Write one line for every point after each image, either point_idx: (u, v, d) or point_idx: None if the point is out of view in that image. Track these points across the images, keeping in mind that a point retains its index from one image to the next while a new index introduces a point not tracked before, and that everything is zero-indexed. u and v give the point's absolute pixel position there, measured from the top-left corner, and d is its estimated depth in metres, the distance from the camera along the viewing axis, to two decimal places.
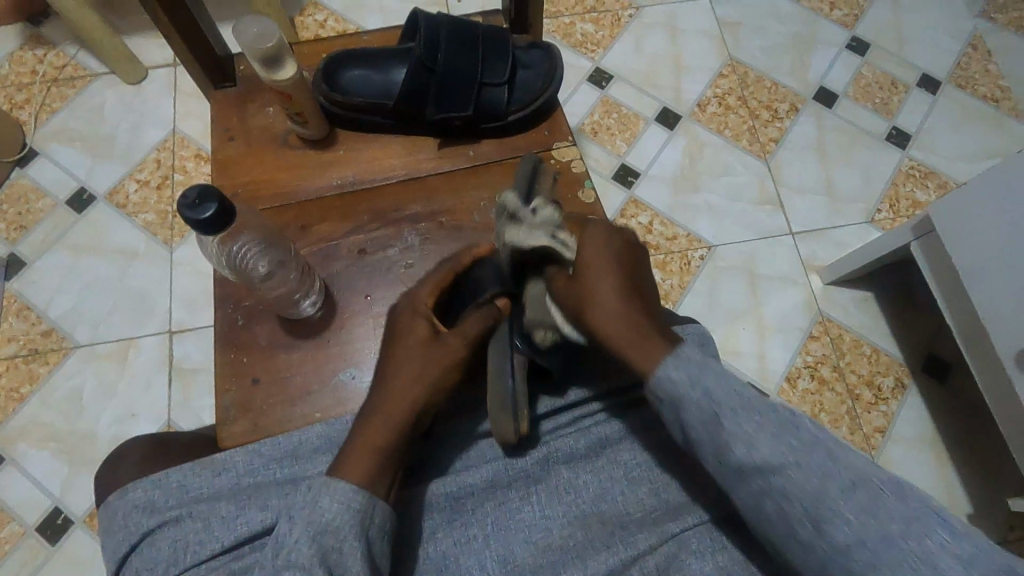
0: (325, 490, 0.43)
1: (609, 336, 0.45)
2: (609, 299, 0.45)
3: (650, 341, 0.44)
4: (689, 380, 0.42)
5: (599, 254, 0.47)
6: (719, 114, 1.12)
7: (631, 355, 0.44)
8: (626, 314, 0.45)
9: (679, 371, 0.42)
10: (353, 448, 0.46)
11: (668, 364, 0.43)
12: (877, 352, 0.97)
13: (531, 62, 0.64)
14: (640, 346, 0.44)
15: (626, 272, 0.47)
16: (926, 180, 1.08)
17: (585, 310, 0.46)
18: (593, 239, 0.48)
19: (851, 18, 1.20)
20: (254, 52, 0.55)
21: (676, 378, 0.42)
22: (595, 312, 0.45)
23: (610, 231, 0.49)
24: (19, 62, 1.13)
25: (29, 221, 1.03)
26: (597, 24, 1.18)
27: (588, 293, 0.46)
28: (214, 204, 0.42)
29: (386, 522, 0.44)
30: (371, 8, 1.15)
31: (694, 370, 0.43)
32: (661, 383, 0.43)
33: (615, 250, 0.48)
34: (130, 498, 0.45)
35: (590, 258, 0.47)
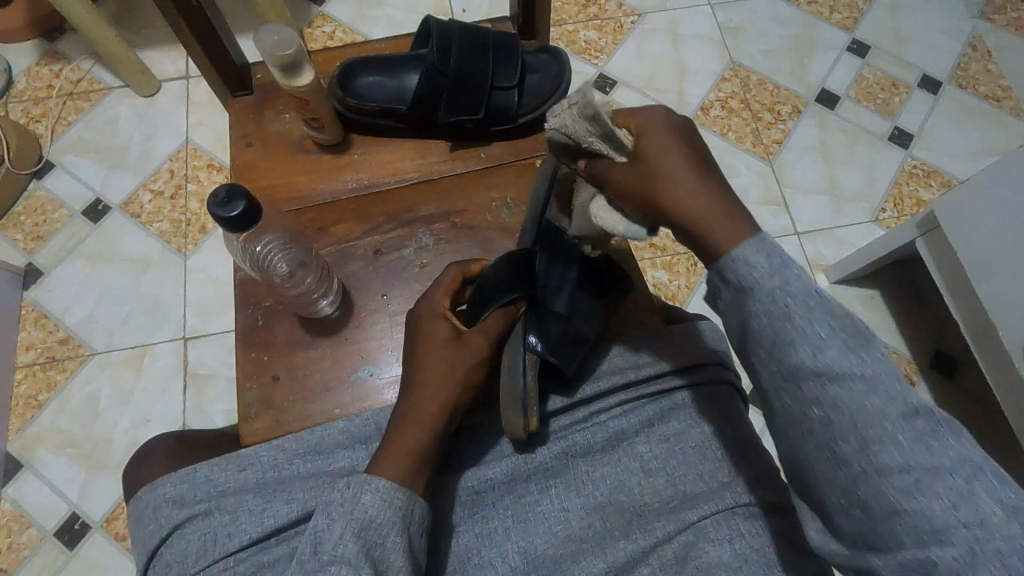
0: (363, 488, 0.44)
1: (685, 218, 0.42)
2: (697, 196, 0.42)
3: (732, 225, 0.41)
4: (769, 268, 0.39)
5: (659, 137, 0.45)
6: (722, 117, 1.13)
7: (711, 238, 0.41)
8: (715, 208, 0.42)
9: (759, 255, 0.39)
10: (389, 447, 0.47)
11: (753, 247, 0.39)
12: (885, 349, 0.98)
13: (539, 66, 0.65)
14: (722, 230, 0.41)
15: (695, 154, 0.44)
16: (930, 179, 1.09)
17: (648, 192, 0.44)
18: (659, 137, 0.45)
19: (851, 21, 1.22)
20: (273, 60, 0.56)
21: (755, 263, 0.39)
22: (669, 192, 0.43)
23: (669, 115, 0.46)
24: (35, 77, 1.15)
25: (46, 231, 1.05)
26: (601, 31, 1.20)
27: (646, 181, 0.44)
28: (243, 202, 0.44)
29: (411, 515, 0.45)
30: (378, 20, 1.17)
31: (777, 261, 0.39)
32: (735, 265, 0.40)
33: (680, 140, 0.45)
34: (158, 492, 0.46)
35: (650, 147, 0.45)
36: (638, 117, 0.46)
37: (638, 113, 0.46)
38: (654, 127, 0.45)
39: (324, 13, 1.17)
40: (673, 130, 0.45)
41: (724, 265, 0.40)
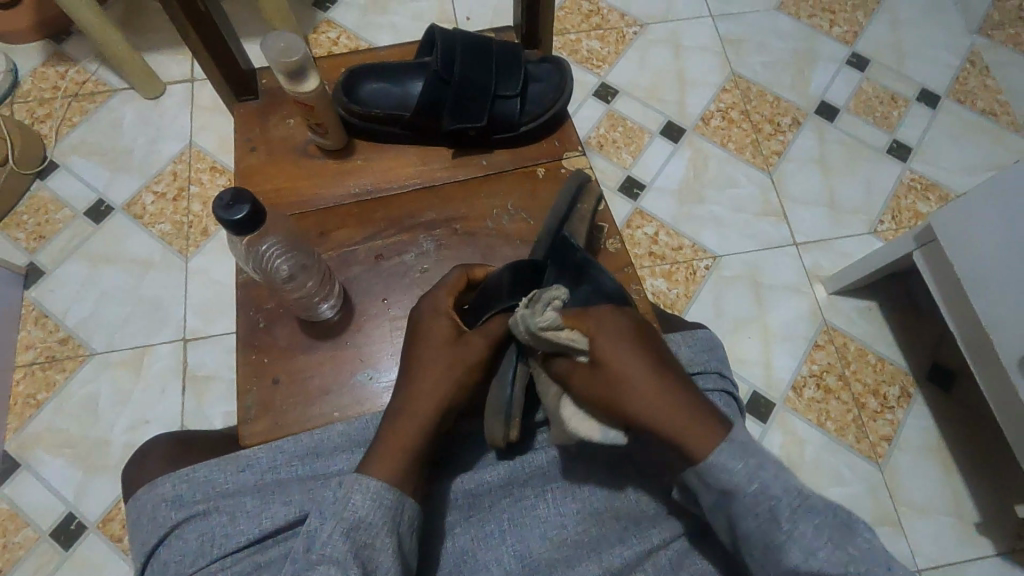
0: (352, 489, 0.44)
1: (661, 429, 0.45)
2: (660, 404, 0.46)
3: (706, 428, 0.45)
4: (748, 471, 0.43)
5: (614, 338, 0.49)
6: (723, 127, 1.14)
7: (688, 443, 0.45)
8: (677, 409, 0.46)
9: (735, 458, 0.44)
10: (383, 446, 0.47)
11: (724, 451, 0.44)
12: (882, 361, 0.98)
13: (541, 75, 0.66)
14: (697, 432, 0.45)
15: (646, 352, 0.48)
16: (928, 192, 1.10)
17: (617, 401, 0.47)
18: (611, 340, 0.48)
19: (851, 35, 1.23)
20: (279, 65, 0.56)
21: (732, 467, 0.43)
22: (632, 398, 0.46)
23: (616, 316, 0.50)
24: (41, 78, 1.16)
25: (49, 231, 1.05)
26: (603, 40, 1.21)
27: (613, 387, 0.47)
28: (248, 206, 0.44)
29: (401, 515, 0.45)
30: (383, 27, 1.18)
31: (740, 454, 0.44)
32: (713, 471, 0.44)
33: (630, 338, 0.49)
34: (158, 492, 0.46)
35: (608, 351, 0.48)
36: (587, 322, 0.50)
37: (586, 317, 0.50)
38: (604, 326, 0.49)
39: (329, 19, 1.18)
40: (622, 333, 0.49)
41: (707, 471, 0.44)
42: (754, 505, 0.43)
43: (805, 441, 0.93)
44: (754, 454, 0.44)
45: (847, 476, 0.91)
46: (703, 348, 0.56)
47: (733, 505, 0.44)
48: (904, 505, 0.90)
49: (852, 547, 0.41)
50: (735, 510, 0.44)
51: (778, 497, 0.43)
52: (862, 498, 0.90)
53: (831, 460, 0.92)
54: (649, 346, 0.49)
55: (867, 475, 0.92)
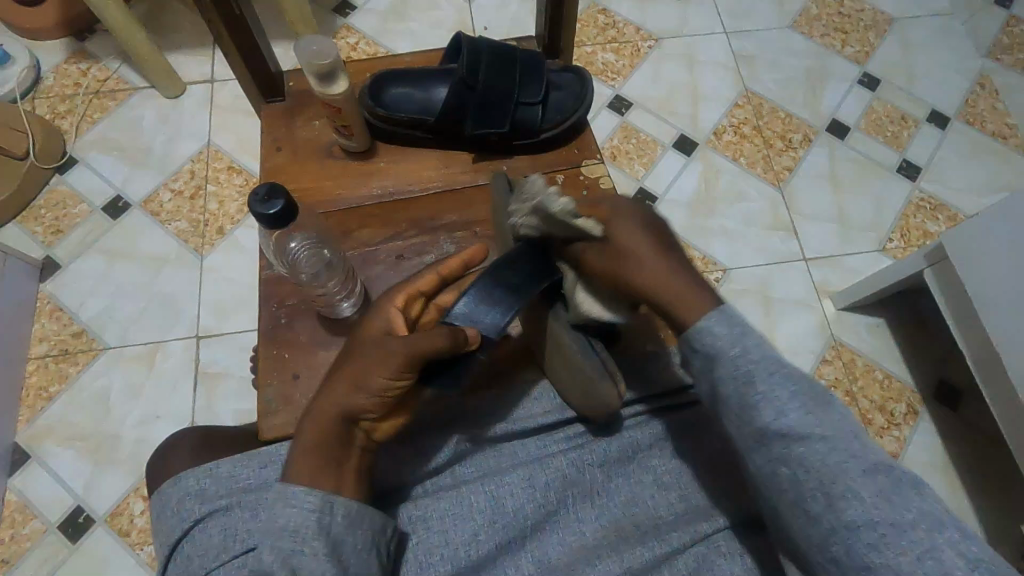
0: (284, 504, 0.43)
1: (659, 298, 0.49)
2: (657, 276, 0.49)
3: (696, 297, 0.47)
4: (732, 338, 0.45)
5: (626, 220, 0.52)
6: (735, 142, 1.16)
7: (680, 309, 0.48)
8: (670, 281, 0.49)
9: (723, 326, 0.46)
10: (299, 446, 0.46)
11: (714, 316, 0.46)
12: (889, 378, 0.99)
13: (563, 84, 0.67)
14: (685, 302, 0.48)
15: (653, 235, 0.52)
16: (936, 212, 1.11)
17: (620, 274, 0.51)
18: (619, 222, 0.52)
19: (862, 55, 1.25)
20: (310, 67, 0.58)
21: (718, 333, 0.45)
22: (632, 271, 0.50)
23: (630, 206, 0.53)
24: (64, 74, 1.18)
25: (66, 225, 1.06)
26: (618, 53, 1.23)
27: (615, 257, 0.51)
28: (282, 201, 0.45)
29: (333, 516, 0.43)
30: (401, 34, 1.20)
31: (728, 322, 0.46)
32: (700, 334, 0.46)
33: (641, 223, 0.52)
34: (182, 486, 0.47)
35: (618, 228, 0.52)
36: (602, 208, 0.54)
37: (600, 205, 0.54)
38: (619, 209, 0.53)
39: (349, 25, 1.20)
40: (630, 216, 0.52)
41: (691, 336, 0.46)
42: (737, 370, 0.44)
43: None
44: (739, 323, 0.46)
45: None
46: None
47: (718, 368, 0.45)
48: None
49: (827, 418, 0.43)
50: (717, 374, 0.45)
51: (784, 380, 0.44)
52: None
53: None
54: (659, 232, 0.52)
55: None
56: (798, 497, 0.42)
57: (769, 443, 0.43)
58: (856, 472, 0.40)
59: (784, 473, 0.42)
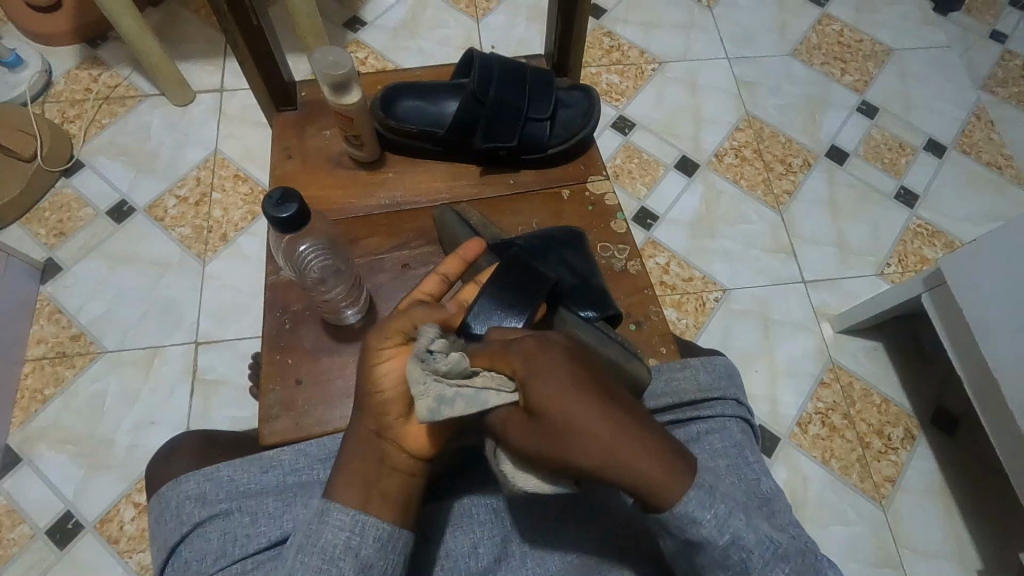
0: (323, 523, 0.43)
1: (624, 477, 0.37)
2: (616, 451, 0.36)
3: (669, 474, 0.37)
4: (716, 522, 0.39)
5: (549, 377, 0.38)
6: (736, 165, 1.17)
7: (655, 490, 0.37)
8: (636, 451, 0.37)
9: (705, 508, 0.39)
10: (345, 465, 0.46)
11: (693, 498, 0.38)
12: (887, 402, 0.99)
13: (571, 101, 0.68)
14: (664, 482, 0.37)
15: (592, 385, 0.38)
16: (934, 238, 1.12)
17: (566, 456, 0.37)
18: (541, 379, 0.38)
19: (861, 84, 1.28)
20: (326, 78, 0.59)
21: (703, 520, 0.38)
22: (581, 451, 0.36)
23: (550, 349, 0.39)
24: (75, 80, 1.19)
25: (70, 228, 1.07)
26: (622, 75, 1.25)
27: (552, 441, 0.37)
28: (296, 206, 0.46)
29: (362, 534, 0.43)
30: (410, 50, 1.22)
31: (710, 500, 0.39)
32: (682, 522, 0.38)
33: (571, 373, 0.38)
34: (181, 489, 0.46)
35: (544, 393, 0.38)
36: (513, 361, 0.40)
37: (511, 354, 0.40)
38: (542, 358, 0.39)
39: (358, 40, 1.22)
40: (554, 370, 0.38)
41: (671, 521, 0.39)
42: (729, 556, 0.39)
43: (809, 478, 0.94)
44: (717, 501, 0.39)
45: (850, 515, 0.91)
46: (720, 373, 0.56)
47: (701, 553, 0.40)
48: (906, 548, 0.90)
49: None
50: (700, 558, 0.40)
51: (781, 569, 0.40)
52: (864, 538, 0.90)
53: (834, 498, 0.92)
54: (595, 377, 0.39)
55: (870, 516, 0.91)
56: None
57: None
58: None
59: None
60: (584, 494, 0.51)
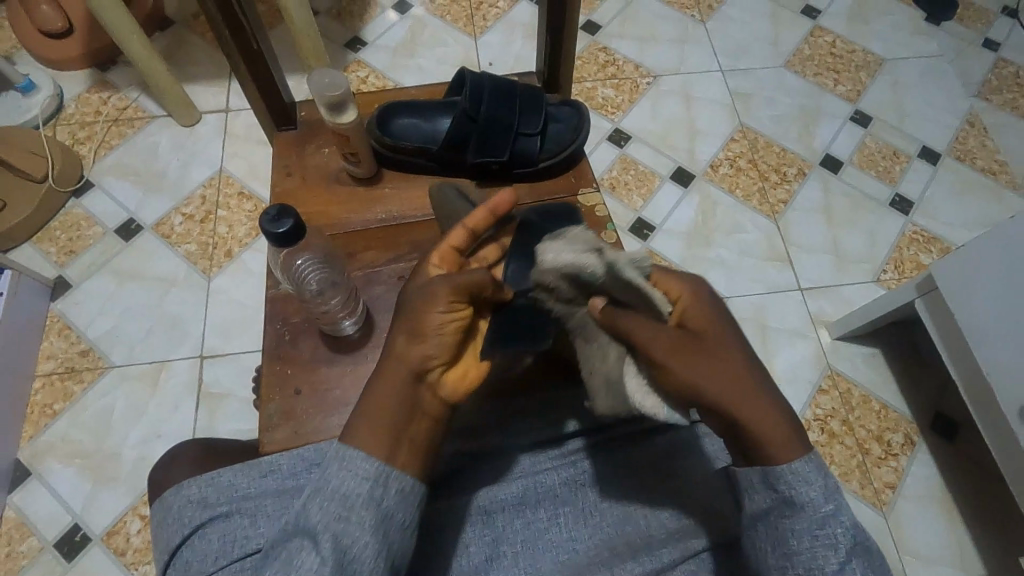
0: (343, 470, 0.44)
1: (748, 415, 0.45)
2: (748, 392, 0.45)
3: (790, 431, 0.45)
4: (822, 494, 0.44)
5: (719, 321, 0.48)
6: (731, 175, 1.19)
7: (769, 437, 0.45)
8: (762, 398, 0.45)
9: (814, 476, 0.44)
10: (368, 409, 0.46)
11: (804, 460, 0.44)
12: (886, 408, 0.99)
13: (561, 116, 0.70)
14: (781, 435, 0.45)
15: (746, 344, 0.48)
16: (929, 245, 1.13)
17: (708, 381, 0.45)
18: (710, 320, 0.48)
19: (854, 93, 1.29)
20: (323, 98, 0.61)
21: (807, 484, 0.44)
22: (722, 379, 0.45)
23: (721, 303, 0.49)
24: (85, 103, 1.23)
25: (79, 247, 1.09)
26: (618, 89, 1.27)
27: (706, 363, 0.45)
28: (291, 221, 0.48)
29: (384, 489, 0.44)
30: (410, 68, 1.25)
31: (820, 475, 0.44)
32: (789, 477, 0.44)
33: (735, 327, 0.48)
34: (184, 494, 0.48)
35: (713, 327, 0.47)
36: (685, 297, 0.49)
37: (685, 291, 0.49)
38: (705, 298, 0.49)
39: (360, 60, 1.26)
40: (722, 319, 0.48)
41: (779, 476, 0.45)
42: (819, 526, 0.44)
43: None
44: (827, 472, 0.45)
45: None
46: None
47: (794, 520, 0.44)
48: (908, 554, 0.90)
49: None
50: (789, 525, 0.45)
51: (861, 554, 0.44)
52: None
53: None
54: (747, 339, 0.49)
55: (871, 523, 0.91)
56: None
57: None
58: None
59: None
60: (580, 499, 0.53)
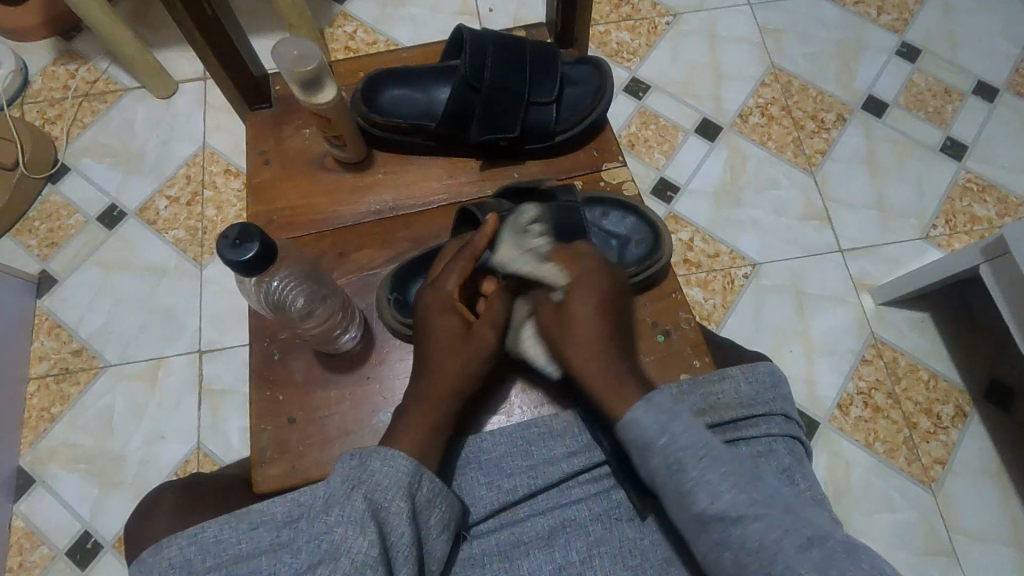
0: (375, 460, 0.44)
1: (591, 382, 0.49)
2: (592, 359, 0.49)
3: (621, 392, 0.47)
4: (659, 426, 0.45)
5: (589, 291, 0.51)
6: (762, 125, 1.07)
7: (607, 401, 0.47)
8: (605, 366, 0.49)
9: (648, 416, 0.45)
10: (405, 424, 0.48)
11: (640, 409, 0.46)
12: (935, 378, 0.92)
13: (579, 78, 0.63)
14: (613, 393, 0.47)
15: (607, 310, 0.51)
16: (985, 194, 1.02)
17: (562, 343, 0.51)
18: (583, 284, 0.52)
19: (901, 23, 1.15)
20: (292, 74, 0.53)
21: (643, 424, 0.45)
22: (575, 344, 0.50)
23: (601, 273, 0.53)
24: (52, 77, 1.12)
25: (61, 238, 1.02)
26: (633, 32, 1.14)
27: (565, 332, 0.51)
28: (256, 245, 0.42)
29: (418, 483, 0.45)
30: (402, 18, 1.13)
31: (659, 411, 0.45)
32: (630, 428, 0.45)
33: (603, 295, 0.52)
34: (163, 556, 0.42)
35: (577, 296, 0.51)
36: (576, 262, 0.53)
37: (576, 255, 0.53)
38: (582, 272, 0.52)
39: (345, 12, 1.13)
40: (597, 289, 0.52)
41: (621, 430, 0.46)
42: (667, 454, 0.44)
43: (851, 463, 0.88)
44: (665, 410, 0.45)
45: (896, 501, 0.86)
46: (763, 383, 0.52)
47: (651, 457, 0.44)
48: (958, 533, 0.84)
49: (757, 492, 0.42)
50: (651, 460, 0.44)
51: (726, 475, 0.43)
52: (913, 525, 0.85)
53: (880, 484, 0.87)
54: (614, 306, 0.52)
55: (918, 501, 0.86)
56: (744, 574, 0.40)
57: (709, 527, 0.42)
58: (792, 547, 0.40)
59: (727, 557, 0.41)
60: (617, 535, 0.48)
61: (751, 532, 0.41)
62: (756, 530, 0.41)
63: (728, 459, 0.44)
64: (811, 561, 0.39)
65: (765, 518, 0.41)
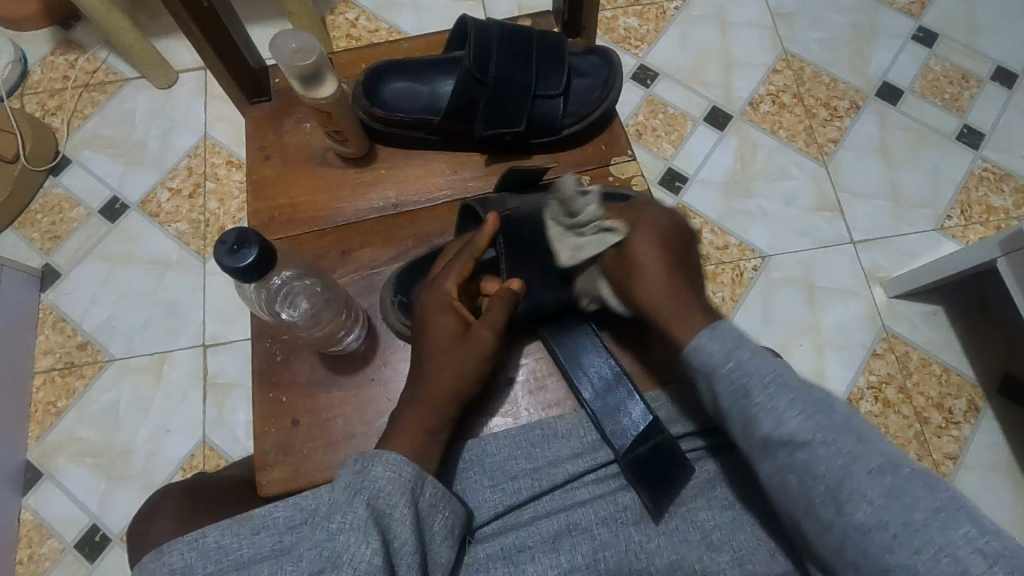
0: (376, 466, 0.44)
1: (663, 309, 0.48)
2: (662, 285, 0.48)
3: (690, 318, 0.46)
4: (722, 351, 0.43)
5: (648, 233, 0.51)
6: (773, 113, 1.05)
7: (677, 330, 0.46)
8: (675, 294, 0.48)
9: (713, 339, 0.44)
10: (402, 424, 0.48)
11: (703, 334, 0.44)
12: (948, 372, 0.90)
13: (587, 69, 0.61)
14: (682, 321, 0.46)
15: (673, 248, 0.51)
16: (1001, 184, 1.00)
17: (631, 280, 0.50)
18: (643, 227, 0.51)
19: (917, 6, 1.11)
20: (292, 69, 0.52)
21: (708, 349, 0.43)
22: (642, 282, 0.49)
23: (661, 215, 0.52)
24: (51, 67, 1.11)
25: (63, 231, 1.02)
26: (641, 17, 1.11)
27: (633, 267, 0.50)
28: (255, 249, 0.41)
29: (420, 489, 0.45)
30: (405, 4, 1.10)
31: (721, 336, 0.44)
32: (696, 352, 0.44)
33: (668, 235, 0.51)
34: (165, 560, 0.42)
35: (637, 237, 0.51)
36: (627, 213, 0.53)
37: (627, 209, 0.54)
38: (646, 219, 0.52)
39: None
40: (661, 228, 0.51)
41: (688, 355, 0.45)
42: (732, 384, 0.42)
43: None
44: (730, 336, 0.43)
45: None
46: None
47: (714, 383, 0.43)
48: None
49: (830, 420, 0.39)
50: (715, 385, 0.43)
51: (799, 411, 0.39)
52: None
53: None
54: (680, 245, 0.51)
55: None
56: (809, 502, 0.39)
57: (773, 452, 0.40)
58: (863, 471, 0.37)
59: (791, 480, 0.39)
60: (625, 537, 0.47)
61: (819, 458, 0.38)
62: (824, 454, 0.38)
63: (798, 385, 0.41)
64: (881, 486, 0.36)
65: (832, 446, 0.38)
